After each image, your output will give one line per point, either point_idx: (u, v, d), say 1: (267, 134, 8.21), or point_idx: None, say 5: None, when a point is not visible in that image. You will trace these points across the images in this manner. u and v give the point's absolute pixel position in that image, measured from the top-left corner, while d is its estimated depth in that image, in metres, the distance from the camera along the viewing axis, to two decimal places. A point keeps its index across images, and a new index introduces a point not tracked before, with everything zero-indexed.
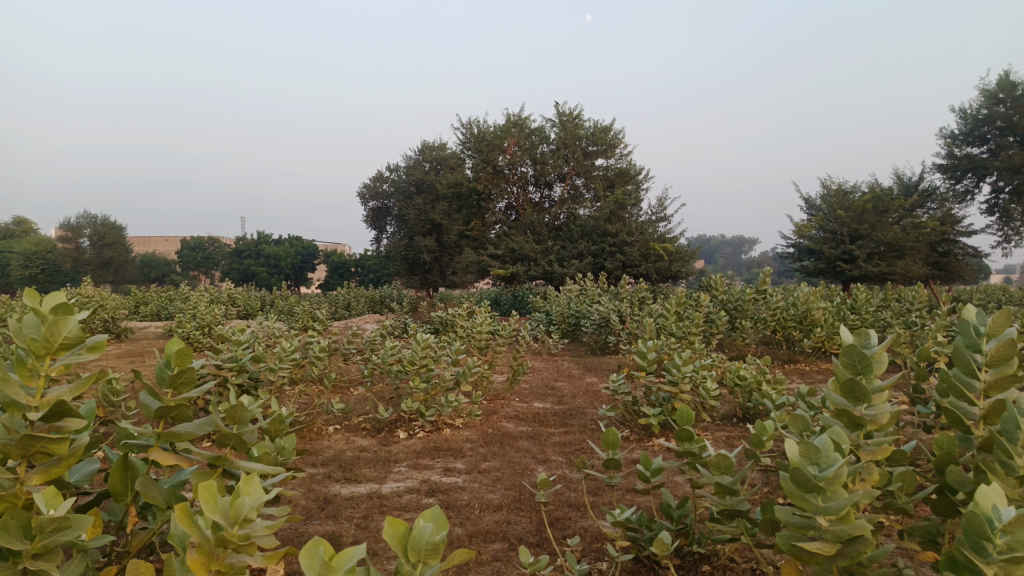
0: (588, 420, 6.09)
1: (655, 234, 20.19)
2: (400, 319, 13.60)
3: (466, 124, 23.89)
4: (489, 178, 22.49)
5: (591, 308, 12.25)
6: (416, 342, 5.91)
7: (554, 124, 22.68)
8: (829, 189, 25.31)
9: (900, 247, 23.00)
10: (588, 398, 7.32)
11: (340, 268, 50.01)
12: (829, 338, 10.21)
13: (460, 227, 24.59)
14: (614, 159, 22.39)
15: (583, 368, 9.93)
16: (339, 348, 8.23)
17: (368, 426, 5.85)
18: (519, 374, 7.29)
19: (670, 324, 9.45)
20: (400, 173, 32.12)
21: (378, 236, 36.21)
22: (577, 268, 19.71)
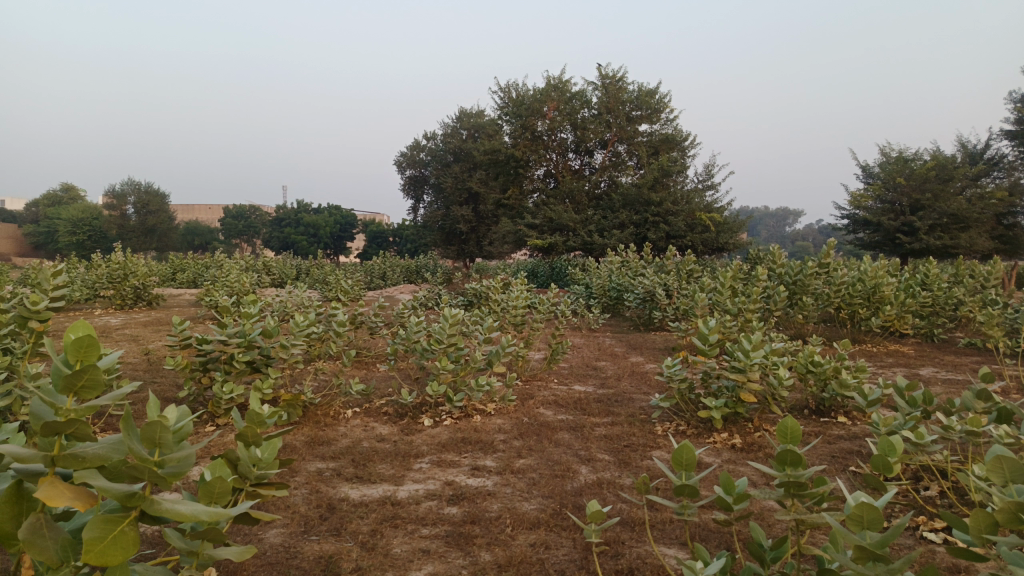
0: (636, 409, 5.39)
1: (701, 202, 19.19)
2: (434, 289, 13.02)
3: (504, 87, 22.93)
4: (527, 144, 21.62)
5: (635, 281, 11.46)
6: (444, 318, 5.26)
7: (596, 88, 21.59)
8: (888, 157, 23.86)
9: (964, 218, 21.55)
10: (635, 382, 6.60)
11: (378, 238, 49.78)
12: (899, 318, 9.30)
13: (498, 196, 23.88)
14: (658, 125, 21.29)
15: (627, 346, 9.20)
16: (365, 322, 7.64)
17: (390, 411, 5.23)
18: (559, 354, 6.60)
19: (724, 300, 8.63)
20: (438, 141, 31.41)
21: (415, 206, 35.66)
22: (618, 238, 18.84)
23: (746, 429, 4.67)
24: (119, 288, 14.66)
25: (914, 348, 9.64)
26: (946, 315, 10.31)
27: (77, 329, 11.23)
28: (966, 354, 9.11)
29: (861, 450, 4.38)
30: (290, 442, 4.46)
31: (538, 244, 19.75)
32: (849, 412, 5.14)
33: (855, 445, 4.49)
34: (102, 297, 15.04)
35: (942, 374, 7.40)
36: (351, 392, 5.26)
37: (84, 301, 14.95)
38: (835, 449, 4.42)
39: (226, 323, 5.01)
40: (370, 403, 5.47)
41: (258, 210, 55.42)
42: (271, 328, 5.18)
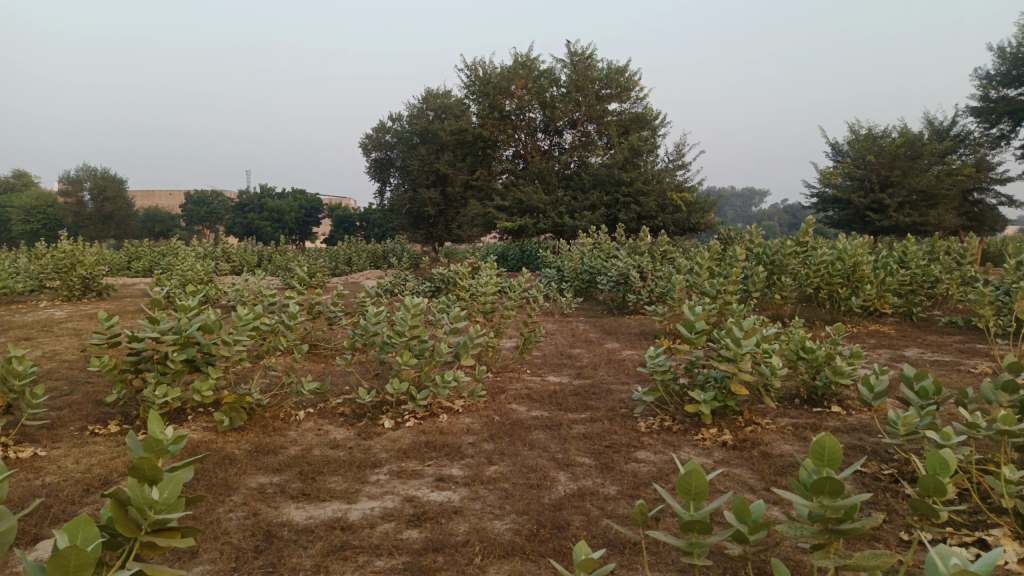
0: (616, 402, 4.97)
1: (673, 182, 18.83)
2: (400, 274, 12.49)
3: (470, 65, 22.23)
4: (495, 123, 21.02)
5: (608, 263, 11.06)
6: (405, 307, 4.78)
7: (564, 65, 21.03)
8: (858, 135, 23.77)
9: (933, 195, 21.58)
10: (613, 372, 6.19)
11: (345, 222, 48.82)
12: (879, 297, 9.04)
13: (465, 177, 23.31)
14: (628, 103, 20.85)
15: (602, 332, 8.81)
16: (321, 312, 7.11)
17: (347, 412, 4.74)
18: (531, 343, 6.17)
19: (703, 281, 8.26)
20: (403, 123, 30.64)
21: (382, 189, 34.85)
22: (590, 220, 18.44)
23: (736, 424, 4.30)
24: (65, 278, 13.82)
25: (895, 327, 9.40)
26: (925, 294, 10.10)
27: (16, 323, 10.49)
28: (946, 333, 8.91)
29: (863, 444, 4.01)
30: (230, 452, 3.94)
31: (508, 227, 19.23)
32: (844, 403, 4.79)
33: (856, 440, 4.12)
34: (48, 288, 14.22)
35: (929, 355, 7.13)
36: (302, 391, 4.78)
37: (28, 293, 14.08)
38: (833, 445, 4.06)
39: (159, 319, 4.47)
40: (324, 403, 4.99)
41: (221, 196, 53.97)
42: (211, 322, 4.65)
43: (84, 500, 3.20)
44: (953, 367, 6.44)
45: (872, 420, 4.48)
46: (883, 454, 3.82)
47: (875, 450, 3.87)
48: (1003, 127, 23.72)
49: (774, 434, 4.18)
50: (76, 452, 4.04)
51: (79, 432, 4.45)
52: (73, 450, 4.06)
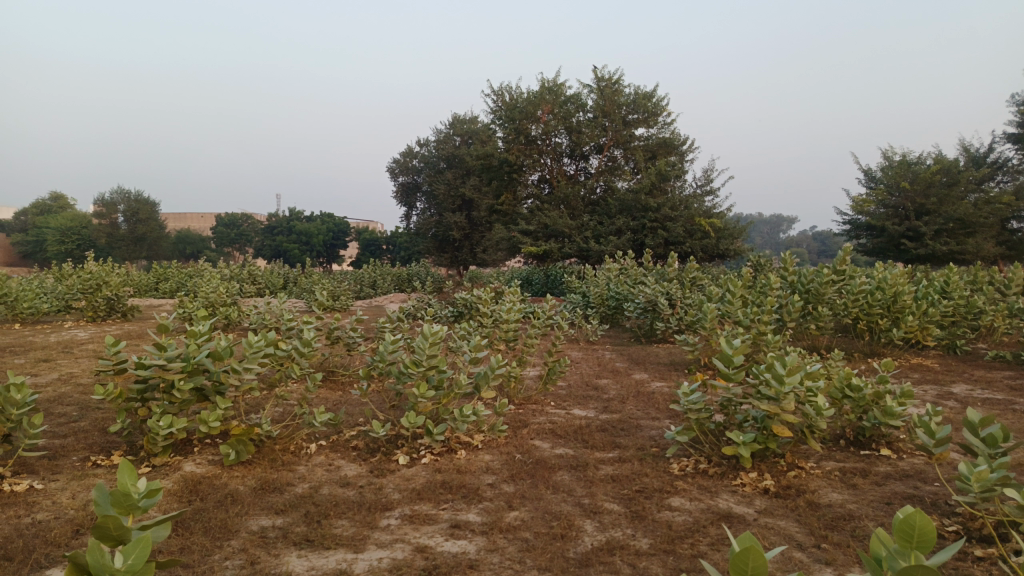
0: (645, 440, 4.67)
1: (701, 207, 18.53)
2: (423, 298, 12.29)
3: (497, 90, 22.21)
4: (521, 148, 20.90)
5: (635, 290, 10.75)
6: (424, 335, 4.54)
7: (591, 90, 20.89)
8: (891, 161, 23.29)
9: (971, 223, 20.99)
10: (642, 406, 5.88)
11: (371, 245, 49.07)
12: (920, 329, 8.63)
13: (491, 201, 23.18)
14: (655, 128, 20.63)
15: (629, 361, 8.49)
16: (339, 338, 6.90)
17: (361, 446, 4.49)
18: (555, 374, 5.89)
19: (736, 311, 7.93)
20: (430, 147, 30.76)
21: (407, 212, 34.92)
22: (616, 245, 18.16)
23: (778, 468, 3.97)
24: (90, 298, 13.82)
25: (937, 361, 8.96)
26: (968, 326, 9.65)
27: (38, 343, 10.45)
28: (993, 367, 8.46)
29: (919, 494, 3.67)
30: (234, 489, 3.70)
31: (532, 251, 19.00)
32: (893, 445, 4.44)
33: (911, 489, 3.77)
34: (73, 309, 14.25)
35: (978, 392, 6.72)
36: (314, 422, 4.55)
37: (54, 313, 14.11)
38: (886, 493, 3.71)
39: (167, 346, 4.28)
40: (337, 436, 4.75)
41: (250, 218, 54.60)
42: (221, 349, 4.46)
43: (72, 542, 2.97)
44: (1006, 407, 6.03)
45: (925, 466, 4.12)
46: (943, 507, 3.47)
47: (934, 502, 3.52)
48: None
49: (820, 481, 3.85)
50: (75, 485, 3.83)
51: (81, 463, 4.24)
52: (72, 482, 3.85)
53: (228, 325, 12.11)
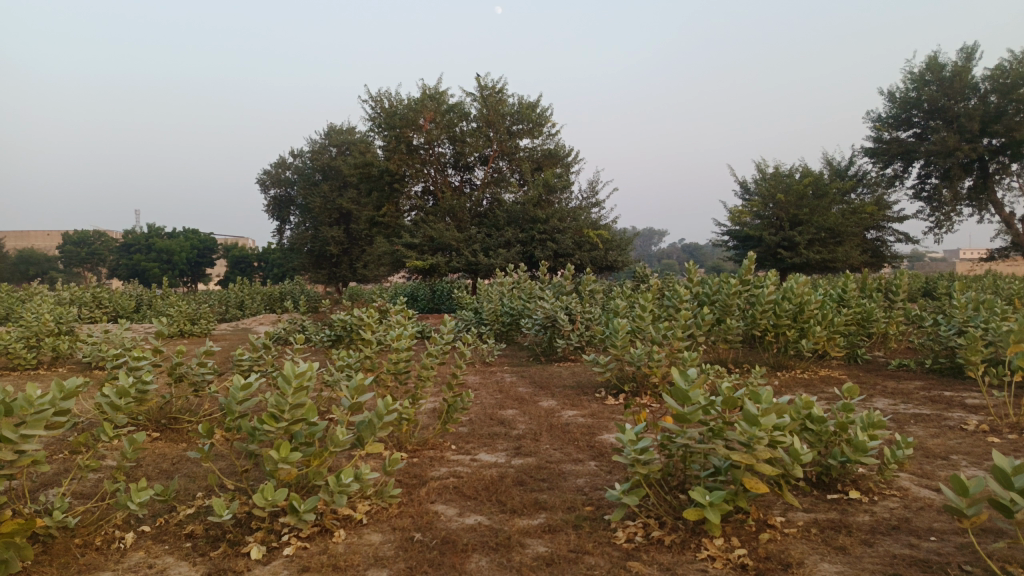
0: (576, 496, 3.74)
1: (589, 218, 18.12)
2: (295, 319, 10.87)
3: (375, 96, 20.96)
4: (402, 157, 19.75)
5: (532, 304, 9.92)
6: (285, 376, 3.41)
7: (474, 99, 20.08)
8: (765, 173, 24.09)
9: (840, 232, 21.91)
10: (560, 442, 4.99)
11: (241, 263, 46.00)
12: (826, 339, 8.35)
13: (370, 214, 21.80)
14: (540, 139, 20.06)
15: (533, 384, 7.61)
16: (184, 375, 5.54)
17: (199, 535, 3.28)
18: (455, 411, 4.91)
19: (648, 326, 7.22)
20: (305, 159, 28.98)
21: (280, 226, 32.74)
22: (506, 258, 17.36)
23: (746, 530, 3.16)
24: None
25: (844, 373, 8.68)
26: (865, 334, 9.51)
27: None
28: (898, 377, 8.28)
29: (923, 556, 2.95)
30: None
31: (417, 266, 17.85)
32: (864, 486, 3.76)
33: (908, 547, 3.05)
34: None
35: (903, 406, 6.31)
36: (130, 504, 3.29)
37: None
38: (885, 557, 2.96)
39: None
40: (169, 518, 3.51)
41: (103, 235, 49.84)
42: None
43: None
44: (939, 423, 5.59)
45: (910, 514, 3.43)
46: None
47: (949, 568, 2.79)
48: (896, 167, 24.45)
49: (802, 545, 3.06)
50: None
51: None
52: None
53: (57, 359, 10.15)
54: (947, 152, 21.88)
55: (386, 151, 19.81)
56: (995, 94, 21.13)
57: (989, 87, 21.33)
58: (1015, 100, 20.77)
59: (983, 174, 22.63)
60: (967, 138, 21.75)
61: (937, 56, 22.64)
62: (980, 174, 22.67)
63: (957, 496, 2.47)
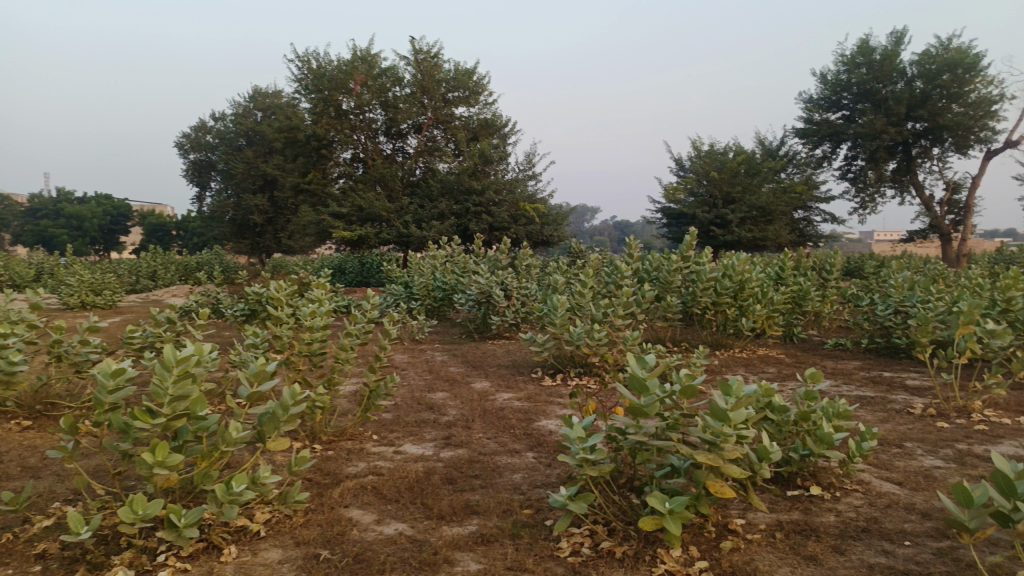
0: (513, 497, 3.28)
1: (525, 191, 17.66)
2: (208, 291, 10.02)
3: (302, 56, 19.80)
4: (330, 121, 18.77)
5: (466, 278, 9.40)
6: (167, 360, 2.87)
7: (407, 63, 19.19)
8: (699, 151, 24.13)
9: (770, 211, 22.16)
10: (494, 430, 4.53)
11: (159, 231, 43.62)
12: (766, 319, 8.17)
13: (295, 181, 20.72)
14: (476, 108, 19.38)
15: (465, 364, 7.13)
16: (63, 353, 4.81)
17: (51, 558, 2.66)
18: (376, 397, 4.38)
19: (589, 304, 6.82)
20: (227, 122, 27.39)
21: (200, 193, 31.06)
22: (439, 230, 16.73)
23: (704, 539, 2.78)
24: None
25: (782, 352, 8.54)
26: (803, 313, 9.41)
27: None
28: (834, 358, 8.18)
29: (901, 565, 2.61)
30: None
31: (345, 237, 17.01)
32: (826, 480, 3.43)
33: (883, 555, 2.70)
34: None
35: (846, 388, 6.12)
36: None
37: None
38: (861, 567, 2.61)
39: None
40: (19, 532, 2.88)
41: (6, 199, 46.38)
42: None
43: None
44: (886, 407, 5.39)
45: (878, 513, 3.12)
46: None
47: None
48: (825, 148, 24.81)
49: (769, 555, 2.69)
50: None
51: None
52: None
53: None
54: (874, 134, 22.30)
55: (313, 114, 18.77)
56: (920, 79, 21.56)
57: (915, 72, 21.75)
58: (939, 86, 21.27)
59: (906, 157, 23.24)
60: (893, 121, 22.20)
61: (867, 40, 22.93)
62: (903, 157, 23.27)
63: (959, 506, 2.15)
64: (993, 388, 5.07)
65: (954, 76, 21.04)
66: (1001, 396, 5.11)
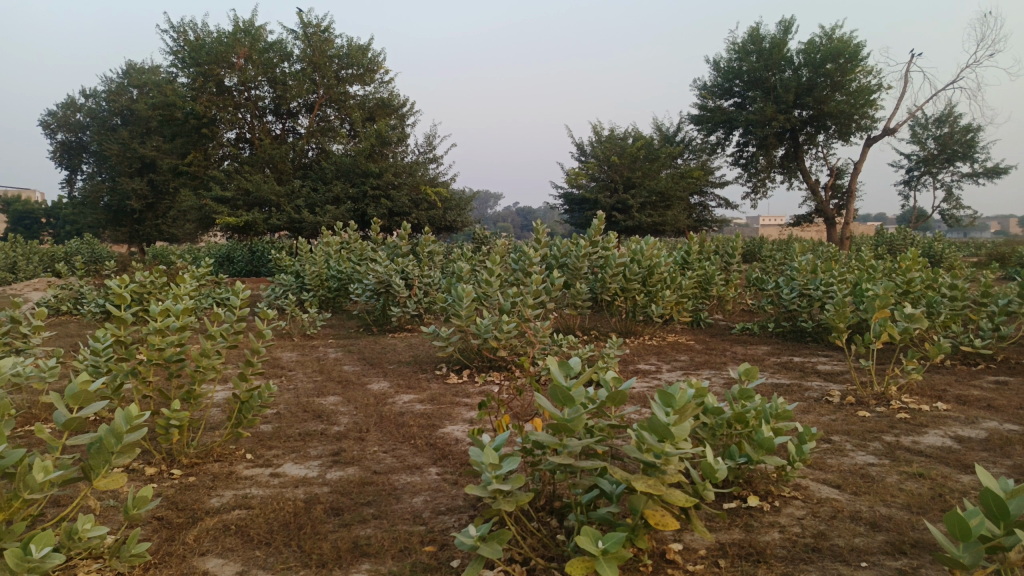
0: (413, 531, 2.74)
1: (425, 175, 16.97)
2: (66, 285, 8.86)
3: (179, 27, 18.22)
4: (211, 98, 17.36)
5: (362, 267, 8.72)
6: None
7: (297, 38, 17.99)
8: (600, 136, 24.12)
9: (669, 196, 22.46)
10: (391, 441, 3.96)
11: (26, 219, 39.87)
12: (676, 305, 7.94)
13: (174, 162, 19.11)
14: (372, 87, 18.43)
15: (360, 361, 6.50)
16: None
17: None
18: (251, 408, 3.73)
19: (495, 293, 6.34)
20: (99, 100, 25.06)
21: (70, 177, 28.45)
22: (334, 215, 15.77)
23: None
24: None
25: (691, 338, 8.38)
26: (710, 297, 9.29)
27: None
28: (743, 344, 8.08)
29: None
30: None
31: (230, 223, 15.76)
32: (762, 488, 3.09)
33: None
34: None
35: (760, 376, 5.93)
36: None
37: None
38: None
39: None
40: None
41: None
42: None
43: None
44: (803, 395, 5.19)
45: (824, 526, 2.79)
46: None
47: None
48: (718, 135, 25.32)
49: None
50: None
51: None
52: None
53: None
54: (764, 121, 22.90)
55: (192, 90, 17.30)
56: (806, 67, 22.28)
57: (801, 61, 22.45)
58: (824, 75, 22.07)
59: (794, 143, 24.08)
60: (781, 109, 22.87)
61: (757, 28, 23.48)
62: (791, 143, 24.10)
63: (953, 540, 1.80)
64: (909, 373, 4.95)
65: (837, 65, 21.84)
66: (916, 380, 5.00)
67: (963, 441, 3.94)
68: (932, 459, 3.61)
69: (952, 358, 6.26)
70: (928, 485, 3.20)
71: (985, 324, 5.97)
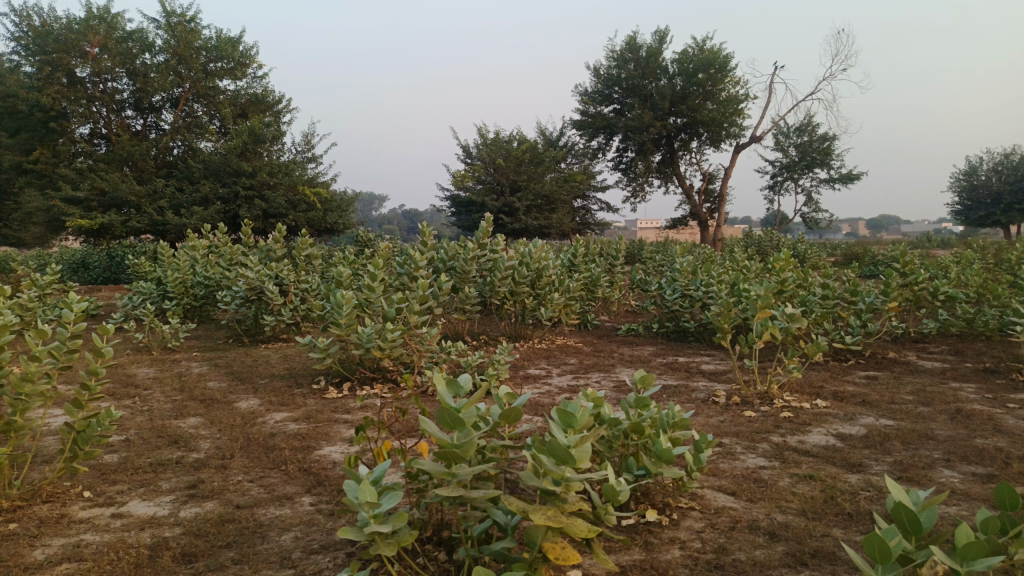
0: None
1: (303, 175, 16.20)
2: None
3: (20, 10, 16.44)
4: (60, 89, 15.78)
5: (231, 272, 8.08)
6: None
7: (158, 27, 16.68)
8: (485, 139, 24.03)
9: (553, 200, 22.69)
10: (259, 468, 3.54)
11: None
12: (563, 308, 7.85)
13: (17, 160, 17.24)
14: (244, 82, 17.40)
15: (228, 375, 5.96)
16: None
17: None
18: (87, 439, 3.21)
19: (378, 299, 5.97)
20: None
21: None
22: (202, 217, 14.69)
23: None
24: None
25: (579, 341, 8.34)
26: (596, 298, 9.30)
27: None
28: (629, 344, 8.11)
29: None
30: None
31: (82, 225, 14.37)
32: (659, 500, 2.95)
33: None
34: None
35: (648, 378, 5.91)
36: None
37: None
38: None
39: None
40: None
41: None
42: None
43: None
44: (691, 396, 5.18)
45: (724, 539, 2.68)
46: None
47: None
48: (599, 140, 25.85)
49: None
50: None
51: None
52: None
53: None
54: (642, 127, 23.59)
55: (36, 80, 15.67)
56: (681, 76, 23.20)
57: (675, 70, 23.35)
58: (697, 84, 23.05)
59: (670, 149, 24.97)
60: (658, 115, 23.64)
61: (634, 37, 24.18)
62: (667, 149, 24.98)
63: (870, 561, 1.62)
64: (790, 372, 5.04)
65: (708, 75, 22.88)
66: (796, 379, 5.10)
67: (844, 439, 4.00)
68: (818, 458, 3.63)
69: (825, 355, 6.51)
70: (818, 488, 3.18)
71: (854, 321, 6.23)
